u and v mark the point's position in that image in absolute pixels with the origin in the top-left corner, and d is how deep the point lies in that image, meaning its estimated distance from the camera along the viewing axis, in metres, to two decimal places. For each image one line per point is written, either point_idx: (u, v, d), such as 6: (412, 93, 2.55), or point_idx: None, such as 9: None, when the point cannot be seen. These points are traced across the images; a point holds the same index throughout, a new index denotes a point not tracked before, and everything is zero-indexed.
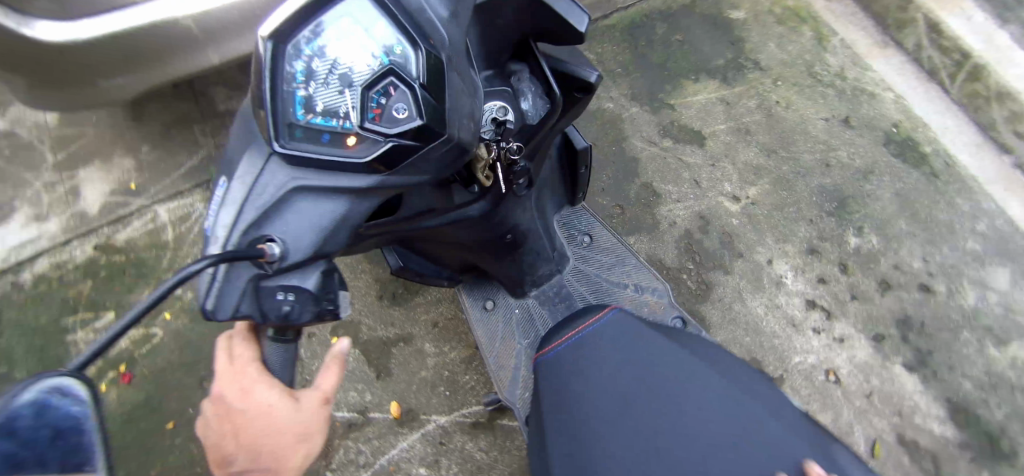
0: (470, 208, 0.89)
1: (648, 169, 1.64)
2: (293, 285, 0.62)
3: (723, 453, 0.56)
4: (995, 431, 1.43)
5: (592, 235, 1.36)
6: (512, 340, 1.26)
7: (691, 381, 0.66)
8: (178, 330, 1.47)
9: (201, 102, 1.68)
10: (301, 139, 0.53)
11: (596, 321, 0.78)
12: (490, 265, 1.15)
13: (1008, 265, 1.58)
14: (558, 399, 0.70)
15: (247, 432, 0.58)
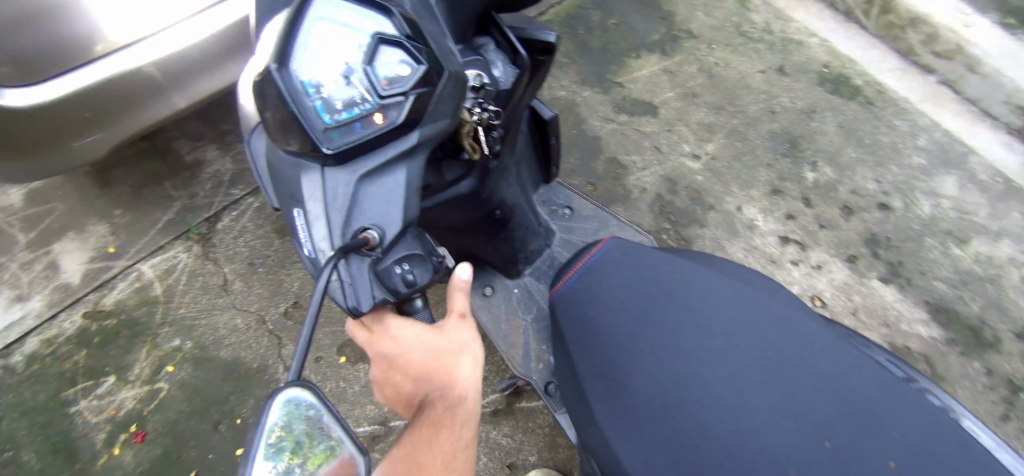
0: (461, 183, 1.07)
1: (610, 144, 1.74)
2: (408, 257, 0.68)
3: (703, 328, 0.85)
4: (976, 323, 1.54)
5: (572, 207, 1.54)
6: (516, 317, 1.43)
7: (678, 285, 0.93)
8: (184, 380, 1.48)
9: (167, 158, 1.72)
10: (343, 137, 0.61)
11: (596, 252, 1.06)
12: (485, 246, 1.33)
13: (953, 173, 1.72)
14: (577, 316, 0.98)
15: (418, 367, 0.67)
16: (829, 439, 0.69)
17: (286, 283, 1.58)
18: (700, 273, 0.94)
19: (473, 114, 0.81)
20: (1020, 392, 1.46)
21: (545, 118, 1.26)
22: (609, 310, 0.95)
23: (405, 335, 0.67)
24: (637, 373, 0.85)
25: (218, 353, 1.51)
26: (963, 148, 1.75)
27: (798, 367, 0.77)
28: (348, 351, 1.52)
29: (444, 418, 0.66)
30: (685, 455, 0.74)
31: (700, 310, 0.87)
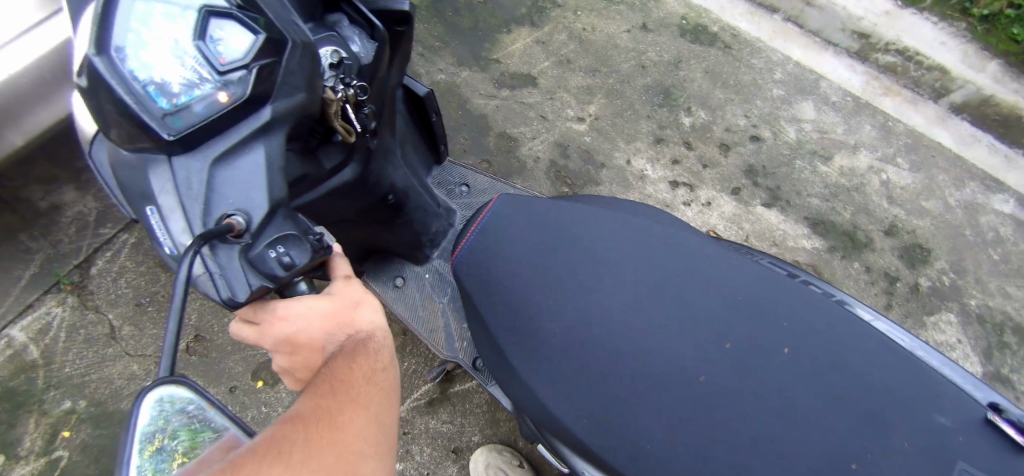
0: (343, 171, 1.06)
1: (497, 120, 1.78)
2: (282, 238, 0.65)
3: (613, 272, 0.94)
4: (850, 228, 1.71)
5: (468, 183, 1.54)
6: (433, 301, 1.42)
7: (578, 232, 1.00)
8: (84, 442, 1.36)
9: (20, 211, 1.52)
10: (184, 122, 0.60)
11: (486, 212, 1.09)
12: (385, 235, 1.33)
13: (809, 98, 1.90)
14: (479, 276, 1.03)
15: (309, 338, 0.64)
16: (730, 340, 0.82)
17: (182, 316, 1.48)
18: (586, 214, 1.03)
19: (338, 89, 0.83)
20: (897, 282, 1.64)
21: (421, 93, 1.26)
22: (508, 265, 1.01)
23: (298, 310, 0.63)
24: (550, 320, 0.92)
25: (119, 406, 1.40)
26: (813, 76, 1.93)
27: (686, 283, 0.90)
28: (264, 373, 1.45)
29: (359, 363, 0.68)
30: (608, 385, 0.84)
31: (595, 251, 0.97)
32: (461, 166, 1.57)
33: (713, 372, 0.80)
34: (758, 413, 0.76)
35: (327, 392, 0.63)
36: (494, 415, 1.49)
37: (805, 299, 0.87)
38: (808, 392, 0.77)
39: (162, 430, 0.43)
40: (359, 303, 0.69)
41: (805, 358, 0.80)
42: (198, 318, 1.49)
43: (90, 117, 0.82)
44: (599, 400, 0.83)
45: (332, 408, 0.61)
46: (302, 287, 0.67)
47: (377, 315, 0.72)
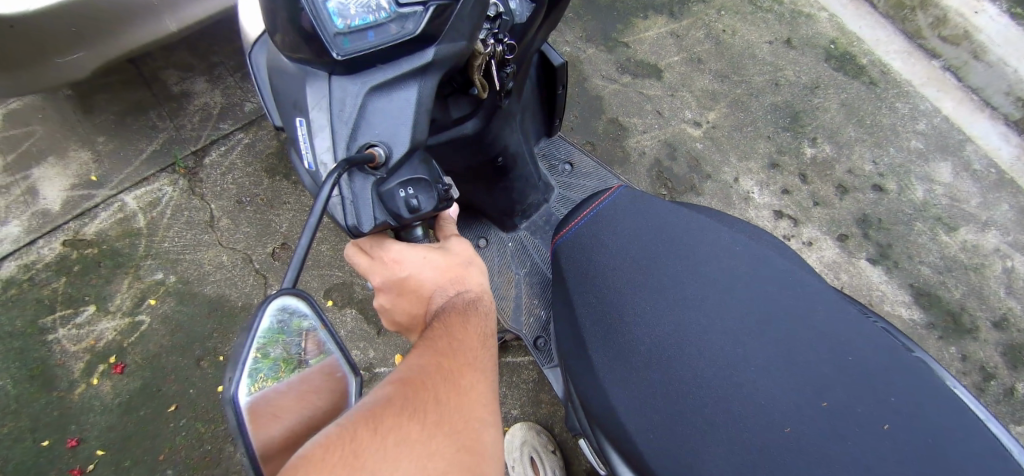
0: (465, 124, 1.05)
1: (612, 105, 1.74)
2: (412, 179, 0.65)
3: (718, 293, 0.90)
4: (957, 309, 1.57)
5: (572, 163, 1.53)
6: (510, 270, 1.41)
7: (691, 243, 0.97)
8: (166, 314, 1.46)
9: (154, 87, 1.68)
10: (353, 45, 0.59)
11: (604, 199, 1.10)
12: (482, 196, 1.32)
13: (948, 159, 1.73)
14: (580, 261, 1.03)
15: (425, 285, 0.69)
16: (825, 399, 0.76)
17: (274, 222, 1.55)
18: (705, 230, 0.99)
19: (490, 45, 0.80)
20: (991, 379, 1.51)
21: (555, 64, 1.22)
22: (611, 260, 1.00)
23: (411, 256, 0.69)
24: (637, 321, 0.91)
25: (202, 289, 1.48)
26: (960, 135, 1.75)
27: (797, 327, 0.84)
28: (335, 295, 1.49)
29: (468, 315, 0.70)
30: (680, 406, 0.82)
31: (704, 268, 0.93)
32: (570, 143, 1.56)
33: (799, 421, 0.75)
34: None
35: (445, 357, 0.62)
36: (539, 396, 1.45)
37: (923, 375, 0.79)
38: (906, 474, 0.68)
39: (274, 343, 0.41)
40: (467, 265, 0.75)
41: (906, 435, 0.72)
42: (288, 228, 1.55)
43: (256, 22, 0.84)
44: (670, 418, 0.81)
45: (452, 372, 0.61)
46: (418, 232, 0.70)
47: (481, 281, 0.76)
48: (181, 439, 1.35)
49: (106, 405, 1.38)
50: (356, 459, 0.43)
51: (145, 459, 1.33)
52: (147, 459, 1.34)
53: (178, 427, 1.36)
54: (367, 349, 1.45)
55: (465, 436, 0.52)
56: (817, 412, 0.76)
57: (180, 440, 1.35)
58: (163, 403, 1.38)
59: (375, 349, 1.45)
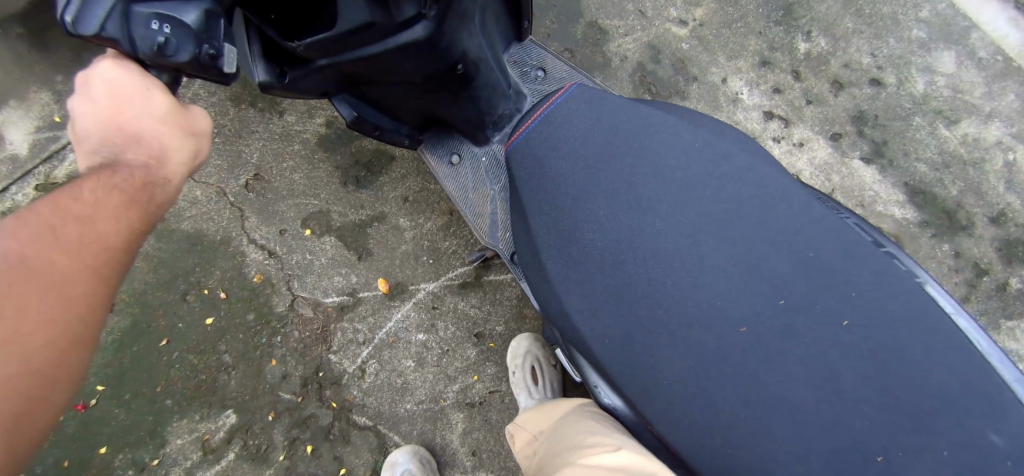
0: (414, 28, 0.93)
1: (591, 7, 1.63)
2: (170, 19, 0.61)
3: (675, 194, 0.85)
4: (952, 206, 1.52)
5: (545, 69, 1.46)
6: (485, 186, 1.38)
7: (649, 142, 0.91)
8: (146, 252, 1.45)
9: None
10: None
11: (557, 97, 0.98)
12: (447, 107, 1.25)
13: (953, 48, 1.62)
14: (533, 164, 0.95)
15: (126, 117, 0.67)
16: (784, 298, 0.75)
17: (245, 152, 1.51)
18: (666, 126, 0.92)
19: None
20: (984, 275, 1.48)
21: None
22: (565, 163, 0.92)
23: (104, 73, 0.65)
24: (594, 228, 0.86)
25: (180, 226, 1.46)
26: (966, 22, 1.63)
27: (758, 226, 0.80)
28: (313, 223, 1.47)
29: (148, 190, 0.73)
30: (635, 313, 0.80)
31: (663, 171, 0.88)
32: (542, 48, 1.48)
33: (758, 323, 0.74)
34: (792, 377, 0.72)
35: (106, 224, 0.71)
36: (523, 313, 1.45)
37: (888, 266, 0.76)
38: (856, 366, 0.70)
39: None
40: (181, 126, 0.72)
41: (864, 330, 0.72)
42: (258, 158, 1.51)
43: None
44: (625, 328, 0.80)
45: (86, 255, 0.69)
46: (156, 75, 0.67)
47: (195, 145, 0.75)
48: (176, 370, 1.39)
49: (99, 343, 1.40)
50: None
51: (144, 391, 1.38)
52: (146, 391, 1.38)
53: (172, 360, 1.39)
54: (350, 274, 1.44)
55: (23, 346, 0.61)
56: (775, 315, 0.74)
57: (175, 371, 1.38)
58: (154, 339, 1.40)
59: (357, 274, 1.44)
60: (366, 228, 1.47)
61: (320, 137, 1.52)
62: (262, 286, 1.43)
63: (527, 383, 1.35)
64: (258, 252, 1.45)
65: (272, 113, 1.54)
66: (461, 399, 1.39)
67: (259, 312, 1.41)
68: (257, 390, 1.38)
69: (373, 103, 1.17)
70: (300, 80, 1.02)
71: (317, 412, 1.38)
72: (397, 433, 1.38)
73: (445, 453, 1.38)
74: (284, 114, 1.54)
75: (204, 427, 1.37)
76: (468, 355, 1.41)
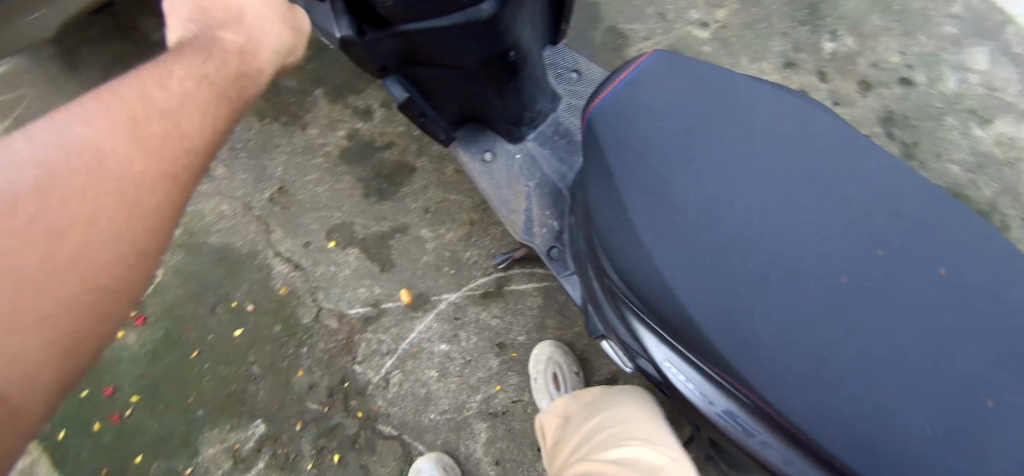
0: (482, 5, 0.91)
1: (610, 12, 1.62)
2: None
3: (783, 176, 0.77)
4: (988, 209, 1.47)
5: (578, 71, 1.49)
6: (519, 184, 1.40)
7: (745, 119, 0.82)
8: (177, 267, 1.49)
9: (136, 37, 1.64)
10: None
11: (636, 71, 0.90)
12: (490, 98, 1.27)
13: (986, 44, 1.57)
14: (617, 143, 0.85)
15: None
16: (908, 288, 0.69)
17: (270, 166, 1.54)
18: (759, 104, 0.84)
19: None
20: None
21: None
22: (651, 142, 0.83)
23: None
24: (681, 181, 0.79)
25: (209, 240, 1.50)
26: (998, 17, 1.59)
27: (856, 188, 0.76)
28: (336, 235, 1.49)
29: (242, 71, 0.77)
30: (751, 308, 0.71)
31: (755, 128, 0.82)
32: (574, 52, 1.52)
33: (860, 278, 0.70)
34: (900, 330, 0.67)
35: (202, 98, 0.71)
36: (546, 323, 1.45)
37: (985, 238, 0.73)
38: (958, 330, 0.67)
39: None
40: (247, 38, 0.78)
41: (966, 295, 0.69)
42: (283, 172, 1.54)
43: None
44: (721, 283, 0.73)
45: (182, 121, 0.67)
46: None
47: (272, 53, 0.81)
48: (207, 381, 1.42)
49: (134, 356, 1.45)
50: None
51: (176, 402, 1.42)
52: (179, 402, 1.42)
53: (203, 371, 1.43)
54: (373, 285, 1.46)
55: (70, 256, 0.53)
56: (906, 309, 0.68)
57: (206, 382, 1.42)
58: (185, 352, 1.44)
59: (380, 285, 1.46)
60: (388, 239, 1.49)
61: (342, 151, 1.55)
62: (288, 297, 1.46)
63: (550, 390, 1.36)
64: (283, 265, 1.48)
65: (296, 128, 1.57)
66: (484, 409, 1.40)
67: (286, 323, 1.44)
68: (285, 401, 1.41)
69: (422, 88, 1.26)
70: (372, 44, 1.09)
71: (344, 423, 1.40)
72: (422, 442, 1.39)
73: (470, 462, 1.38)
74: (307, 127, 1.57)
75: (234, 437, 1.40)
76: (490, 364, 1.43)
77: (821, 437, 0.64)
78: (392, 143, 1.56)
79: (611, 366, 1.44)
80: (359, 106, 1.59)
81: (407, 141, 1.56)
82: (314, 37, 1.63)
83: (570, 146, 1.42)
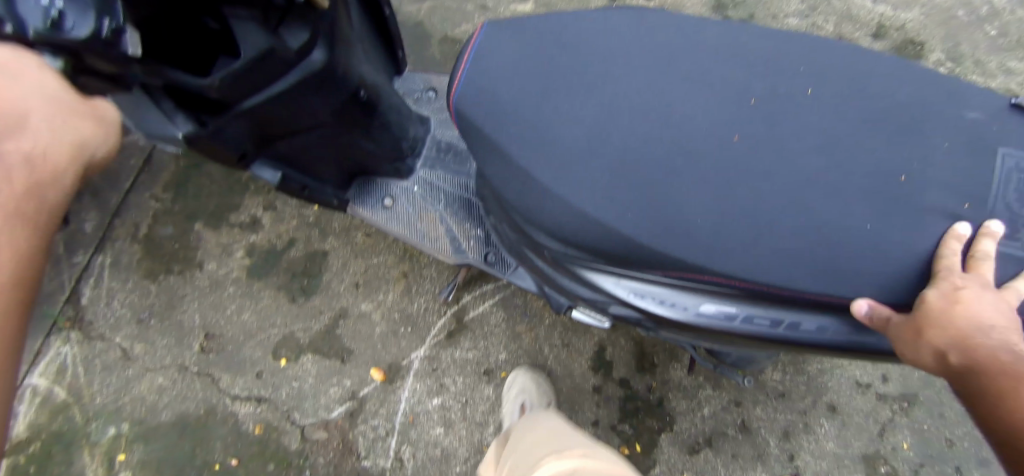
0: (312, 55, 0.94)
1: (436, 23, 1.67)
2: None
3: (650, 84, 0.83)
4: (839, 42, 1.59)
5: (435, 88, 1.47)
6: (428, 211, 1.35)
7: (593, 49, 0.86)
8: (142, 462, 1.37)
9: None
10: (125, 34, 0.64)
11: (472, 46, 0.89)
12: (362, 146, 1.22)
13: None
14: (495, 120, 0.85)
15: None
16: (783, 135, 0.80)
17: (186, 319, 1.46)
18: (594, 27, 0.88)
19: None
20: None
21: None
22: (526, 106, 0.84)
23: None
24: (574, 124, 0.82)
25: (161, 419, 1.40)
26: None
27: (708, 62, 0.85)
28: (284, 352, 1.44)
29: None
30: (674, 210, 0.78)
31: (606, 46, 0.86)
32: (422, 73, 1.49)
33: (745, 133, 0.80)
34: (789, 172, 0.79)
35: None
36: (518, 332, 1.46)
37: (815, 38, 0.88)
38: (821, 147, 0.80)
39: None
40: (70, 159, 0.69)
41: (822, 101, 0.82)
42: (202, 317, 1.47)
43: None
44: (646, 197, 0.79)
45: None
46: (51, 61, 0.63)
47: (104, 151, 0.74)
48: None
49: None
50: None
51: None
52: None
53: None
54: (342, 380, 1.42)
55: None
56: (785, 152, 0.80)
57: None
58: None
59: (349, 377, 1.42)
60: (333, 332, 1.45)
61: (247, 269, 1.50)
62: (267, 434, 1.39)
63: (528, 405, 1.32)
64: (246, 405, 1.41)
65: (192, 270, 1.50)
66: None
67: (276, 458, 1.38)
68: None
69: (296, 162, 1.18)
70: (218, 132, 0.96)
71: None
72: None
73: None
74: (204, 264, 1.51)
75: None
76: (487, 394, 1.42)
77: (760, 275, 0.76)
78: (293, 240, 1.52)
79: (592, 339, 1.45)
80: (244, 220, 1.54)
81: (306, 231, 1.53)
82: (175, 171, 1.58)
83: (459, 156, 1.39)
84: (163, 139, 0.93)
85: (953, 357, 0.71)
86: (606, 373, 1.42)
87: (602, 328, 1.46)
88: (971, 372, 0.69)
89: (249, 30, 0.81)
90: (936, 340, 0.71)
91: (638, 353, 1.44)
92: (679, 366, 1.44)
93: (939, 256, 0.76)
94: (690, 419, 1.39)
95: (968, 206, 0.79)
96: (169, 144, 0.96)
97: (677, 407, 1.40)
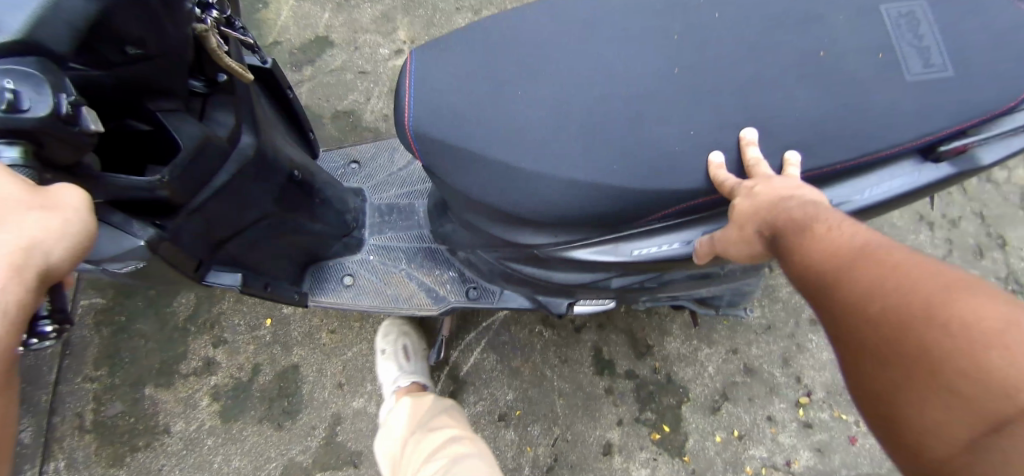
0: (241, 139, 0.95)
1: (321, 101, 1.65)
2: (9, 72, 0.52)
3: (584, 51, 0.85)
4: None
5: (356, 158, 1.45)
6: (392, 274, 1.29)
7: (521, 40, 0.87)
8: None
9: None
10: (81, 111, 0.57)
11: (409, 77, 0.88)
12: (311, 227, 1.17)
13: None
14: (457, 139, 0.85)
15: None
16: (719, 53, 0.84)
17: None
18: (513, 20, 0.89)
19: (207, 18, 0.77)
20: None
21: (266, 67, 1.06)
22: (481, 113, 0.85)
23: None
24: (532, 111, 0.83)
25: None
26: None
27: (624, 14, 0.88)
28: None
29: None
30: (648, 152, 0.81)
31: (533, 32, 0.88)
32: (339, 148, 1.47)
33: (682, 65, 0.83)
34: (738, 84, 0.82)
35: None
36: (516, 365, 1.45)
37: None
38: (756, 53, 0.83)
39: None
40: (12, 268, 0.45)
41: (733, 18, 0.86)
42: None
43: None
44: (621, 149, 0.81)
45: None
46: (7, 152, 0.52)
47: (69, 252, 0.51)
48: None
49: None
50: (928, 317, 0.49)
51: None
52: None
53: None
54: None
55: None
56: (726, 69, 0.83)
57: None
58: None
59: None
60: (335, 440, 1.37)
61: (219, 414, 1.39)
62: None
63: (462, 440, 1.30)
64: None
65: (159, 436, 1.37)
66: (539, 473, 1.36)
67: None
68: None
69: (252, 262, 1.09)
70: (177, 236, 0.87)
71: None
72: None
73: None
74: (170, 426, 1.38)
75: None
76: (510, 439, 1.38)
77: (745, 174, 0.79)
78: (258, 366, 1.43)
79: (586, 346, 1.47)
80: (196, 366, 1.43)
81: (267, 351, 1.45)
82: (104, 340, 1.45)
83: (404, 213, 1.35)
84: (118, 257, 0.77)
85: (764, 230, 0.73)
86: (611, 372, 1.44)
87: (591, 332, 1.49)
88: (781, 235, 0.70)
89: (179, 119, 0.80)
90: (750, 226, 0.75)
91: (631, 339, 1.48)
92: (672, 338, 1.49)
93: (835, 140, 0.80)
94: (700, 382, 1.44)
95: (883, 55, 0.82)
96: (123, 262, 0.78)
97: (684, 376, 1.44)
